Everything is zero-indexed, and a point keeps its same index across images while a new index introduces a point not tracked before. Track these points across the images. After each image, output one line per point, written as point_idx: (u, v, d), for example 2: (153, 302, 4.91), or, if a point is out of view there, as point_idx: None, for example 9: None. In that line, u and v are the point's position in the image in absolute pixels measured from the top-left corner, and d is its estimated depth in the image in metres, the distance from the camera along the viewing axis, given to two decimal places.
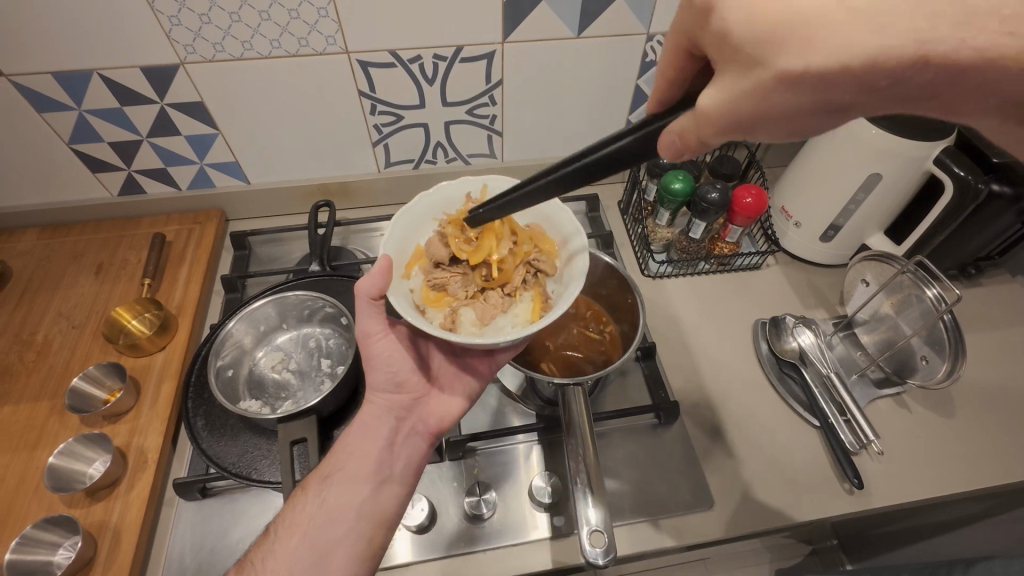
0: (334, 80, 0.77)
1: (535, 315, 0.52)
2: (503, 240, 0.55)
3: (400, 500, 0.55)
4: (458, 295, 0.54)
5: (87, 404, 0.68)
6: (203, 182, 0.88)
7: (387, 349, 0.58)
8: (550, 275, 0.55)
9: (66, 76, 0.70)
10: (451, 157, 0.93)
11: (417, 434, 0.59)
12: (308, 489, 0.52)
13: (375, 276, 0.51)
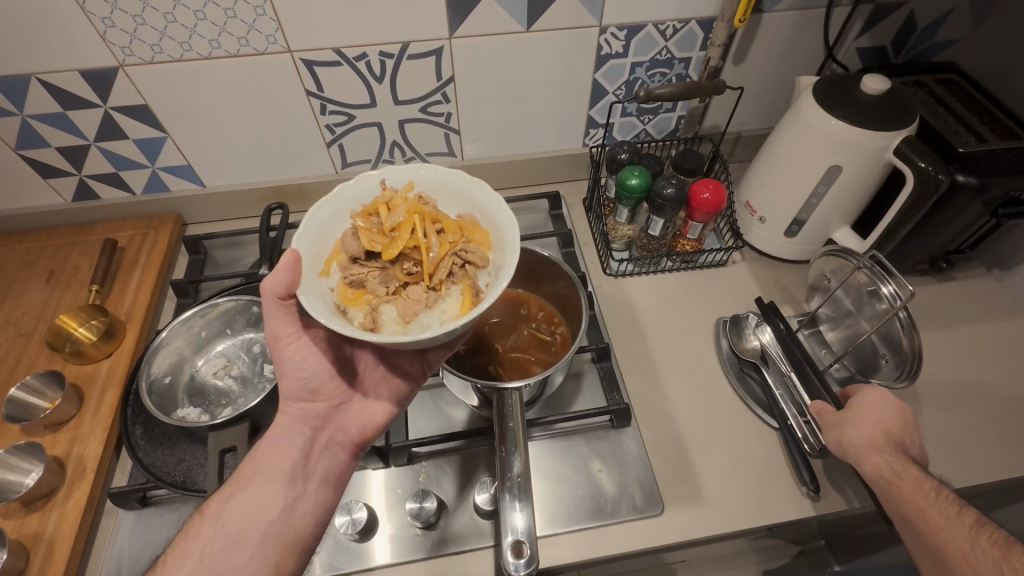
0: (279, 80, 0.75)
1: (463, 309, 0.51)
2: (424, 231, 0.53)
3: (316, 517, 0.55)
4: (379, 292, 0.52)
5: (27, 413, 0.67)
6: (157, 187, 0.87)
7: (299, 354, 0.59)
8: (480, 266, 0.53)
9: (4, 81, 0.69)
10: (410, 156, 0.91)
11: (336, 444, 0.59)
12: (206, 515, 0.52)
13: (281, 272, 0.51)
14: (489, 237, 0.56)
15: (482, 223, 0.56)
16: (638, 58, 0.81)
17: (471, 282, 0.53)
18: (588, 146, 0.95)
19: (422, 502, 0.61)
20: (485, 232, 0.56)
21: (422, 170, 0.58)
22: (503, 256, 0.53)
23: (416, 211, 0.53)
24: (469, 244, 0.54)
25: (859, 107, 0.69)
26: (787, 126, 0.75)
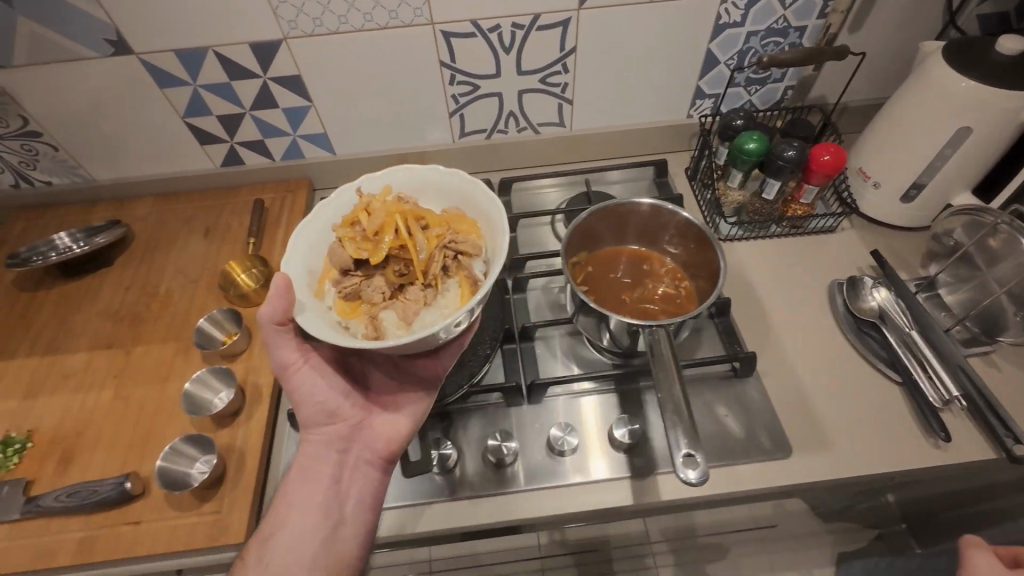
0: (418, 50, 0.81)
1: (463, 299, 0.64)
2: (394, 237, 0.65)
3: (357, 542, 0.60)
4: (374, 299, 0.65)
5: (210, 343, 0.76)
6: (294, 154, 0.95)
7: (308, 380, 0.64)
8: (471, 259, 0.66)
9: (185, 53, 0.78)
10: (522, 126, 0.96)
11: (362, 463, 0.64)
12: (249, 557, 0.57)
13: (276, 299, 0.59)
14: (476, 229, 0.69)
15: (462, 217, 0.70)
16: (754, 27, 0.84)
17: (465, 273, 0.65)
18: (693, 117, 0.97)
19: (564, 433, 0.67)
20: (469, 226, 0.69)
21: (390, 177, 0.71)
22: (495, 245, 0.65)
23: (393, 216, 0.65)
24: (457, 237, 0.66)
25: (995, 67, 0.69)
26: (911, 91, 0.76)
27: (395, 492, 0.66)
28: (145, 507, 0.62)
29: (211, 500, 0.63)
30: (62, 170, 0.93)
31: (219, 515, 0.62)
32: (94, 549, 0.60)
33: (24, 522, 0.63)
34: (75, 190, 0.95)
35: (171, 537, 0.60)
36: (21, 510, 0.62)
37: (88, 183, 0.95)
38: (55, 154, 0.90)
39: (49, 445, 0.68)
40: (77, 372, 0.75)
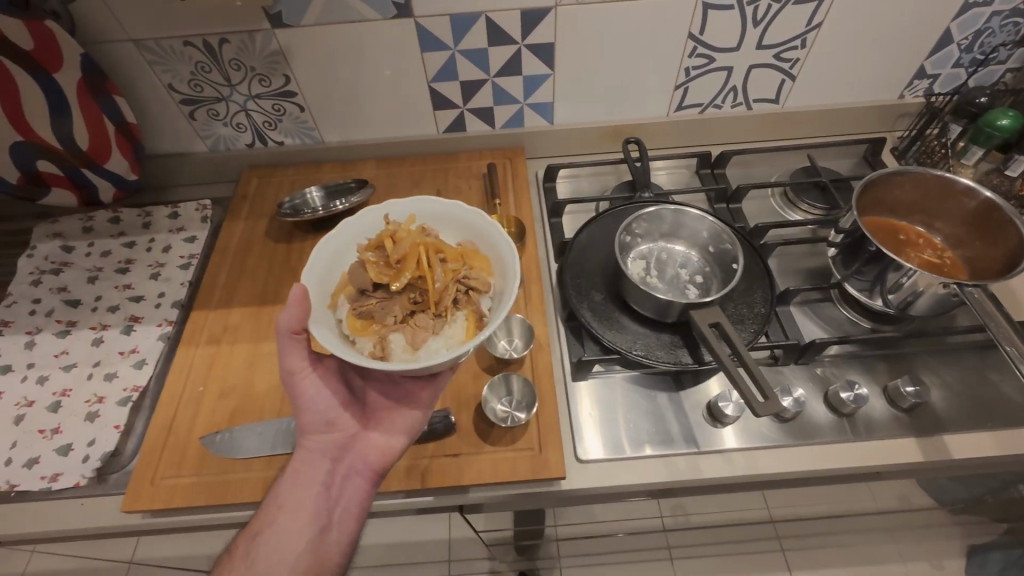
0: (673, 21, 0.84)
1: (469, 333, 0.64)
2: (433, 264, 0.64)
3: (340, 547, 0.61)
4: (387, 322, 0.64)
5: None
6: (515, 122, 0.98)
7: (313, 387, 0.64)
8: (480, 292, 0.66)
9: (458, 18, 0.81)
10: (737, 102, 0.98)
11: (355, 476, 0.63)
12: (236, 553, 0.58)
13: (292, 308, 0.60)
14: (486, 264, 0.69)
15: (481, 252, 0.70)
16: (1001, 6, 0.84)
17: (473, 307, 0.66)
18: (905, 98, 0.98)
19: (854, 389, 0.68)
20: (481, 260, 0.69)
21: (416, 205, 0.72)
22: (500, 283, 0.66)
23: (419, 245, 0.65)
24: (470, 270, 0.67)
25: None
26: None
27: (686, 440, 0.69)
28: (462, 441, 0.67)
29: (522, 437, 0.67)
30: (298, 131, 0.97)
31: (535, 452, 0.66)
32: (426, 475, 0.65)
33: None
34: (304, 151, 0.99)
35: (495, 469, 0.65)
36: None
37: (318, 144, 0.99)
38: (299, 115, 0.94)
39: None
40: None
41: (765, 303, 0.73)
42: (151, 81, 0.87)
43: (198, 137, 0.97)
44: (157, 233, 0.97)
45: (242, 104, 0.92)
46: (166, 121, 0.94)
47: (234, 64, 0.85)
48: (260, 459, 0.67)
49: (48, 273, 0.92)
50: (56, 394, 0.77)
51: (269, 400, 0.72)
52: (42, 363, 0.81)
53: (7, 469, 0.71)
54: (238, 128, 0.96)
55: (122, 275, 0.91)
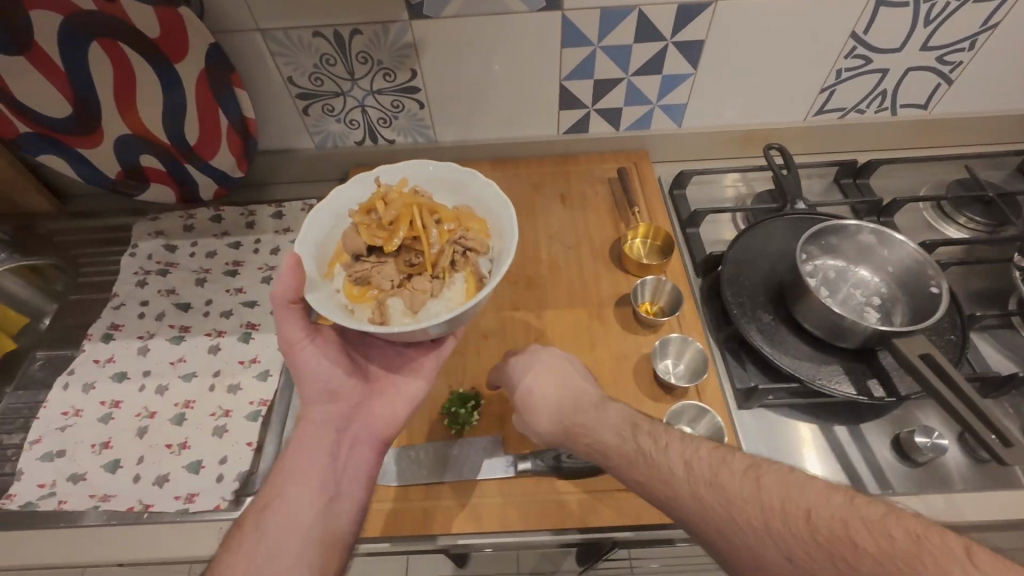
0: (838, 18, 0.77)
1: (467, 294, 0.61)
2: (428, 224, 0.62)
3: (352, 517, 0.56)
4: (384, 286, 0.62)
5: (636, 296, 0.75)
6: (641, 124, 0.92)
7: (316, 357, 0.61)
8: (480, 253, 0.63)
9: (609, 11, 0.75)
10: (882, 107, 0.91)
11: (361, 444, 0.61)
12: (244, 526, 0.53)
13: (286, 275, 0.55)
14: (483, 224, 0.66)
15: (477, 213, 0.67)
16: None
17: (470, 268, 0.63)
18: None
19: None
20: (477, 221, 0.66)
21: (406, 167, 0.69)
22: (499, 243, 0.63)
23: (412, 205, 0.62)
24: (466, 231, 0.64)
25: None
26: None
27: (877, 479, 0.64)
28: None
29: None
30: (413, 129, 0.92)
31: None
32: (599, 512, 0.60)
33: (514, 479, 0.63)
34: (416, 150, 0.94)
35: None
36: (518, 468, 0.62)
37: (431, 143, 0.94)
38: (417, 112, 0.89)
39: (505, 405, 0.69)
40: (495, 332, 0.74)
41: (958, 329, 0.67)
42: (270, 75, 0.82)
43: (308, 133, 0.92)
44: (263, 233, 0.92)
45: (360, 100, 0.86)
46: (277, 116, 0.89)
47: (361, 57, 0.80)
48: (418, 487, 0.62)
49: (154, 274, 0.88)
50: (179, 405, 0.73)
51: (416, 422, 0.68)
52: (159, 371, 0.77)
53: (138, 487, 0.66)
54: (351, 125, 0.91)
55: (231, 278, 0.87)
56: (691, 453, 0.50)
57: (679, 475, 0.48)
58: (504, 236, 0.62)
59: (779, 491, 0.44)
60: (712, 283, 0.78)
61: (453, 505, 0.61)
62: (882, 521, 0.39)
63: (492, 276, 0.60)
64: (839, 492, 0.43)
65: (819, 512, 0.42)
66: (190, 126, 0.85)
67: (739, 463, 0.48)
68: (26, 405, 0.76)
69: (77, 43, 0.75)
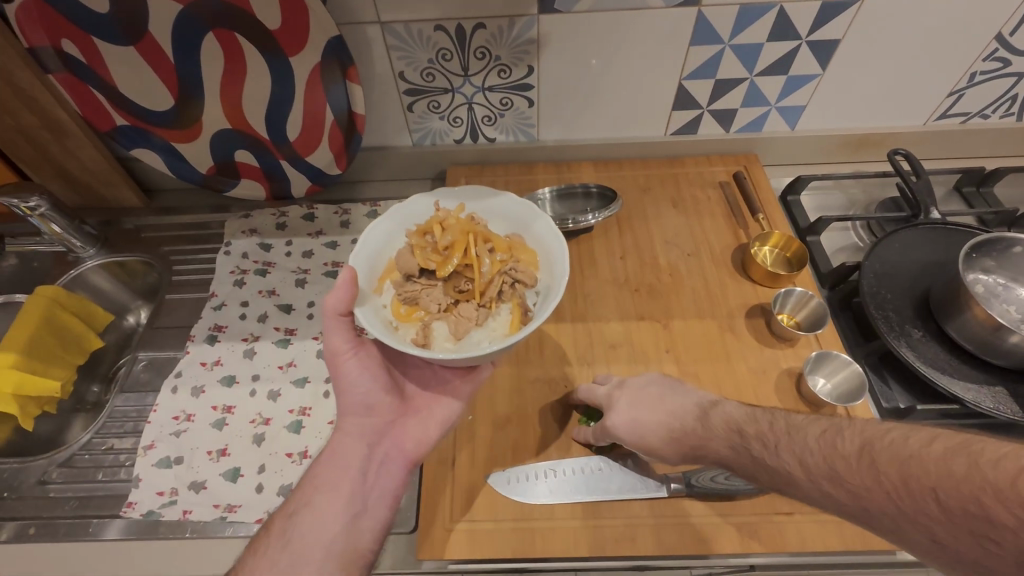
0: (986, 20, 0.73)
1: (512, 328, 0.57)
2: (480, 250, 0.57)
3: (376, 534, 0.54)
4: (431, 309, 0.58)
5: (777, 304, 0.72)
6: (754, 126, 0.89)
7: (358, 370, 0.60)
8: (528, 285, 0.59)
9: (748, 8, 0.71)
10: (1009, 112, 0.87)
11: (390, 462, 0.59)
12: (273, 530, 0.52)
13: (341, 288, 0.54)
14: (533, 255, 0.62)
15: (528, 243, 0.63)
16: None
17: (518, 301, 0.59)
18: None
19: None
20: (528, 251, 0.62)
21: (465, 192, 0.66)
22: (549, 277, 0.59)
23: (468, 231, 0.58)
24: (518, 262, 0.59)
25: None
26: None
27: None
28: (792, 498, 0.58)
29: None
30: (516, 128, 0.89)
31: None
32: (762, 538, 0.56)
33: (665, 500, 0.59)
34: (517, 149, 0.91)
35: (842, 536, 0.56)
36: (671, 488, 0.58)
37: (533, 142, 0.91)
38: (524, 110, 0.86)
39: None
40: (623, 342, 0.71)
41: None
42: (381, 69, 0.79)
43: (408, 131, 0.89)
44: (359, 233, 0.89)
45: (469, 96, 0.83)
46: (379, 112, 0.86)
47: (479, 52, 0.76)
48: (563, 505, 0.59)
49: (251, 273, 0.85)
50: (294, 412, 0.71)
51: (550, 435, 0.65)
52: (268, 375, 0.74)
53: (262, 498, 0.64)
54: (453, 122, 0.88)
55: (333, 280, 0.84)
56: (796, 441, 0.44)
57: (797, 469, 0.42)
58: (557, 271, 0.57)
59: (899, 466, 0.36)
60: (844, 295, 0.74)
61: (604, 525, 0.58)
62: (1016, 485, 0.30)
63: (538, 310, 0.56)
64: (962, 453, 0.34)
65: (947, 486, 0.34)
66: (293, 123, 0.83)
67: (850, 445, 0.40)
68: (136, 408, 0.75)
69: (192, 33, 0.72)
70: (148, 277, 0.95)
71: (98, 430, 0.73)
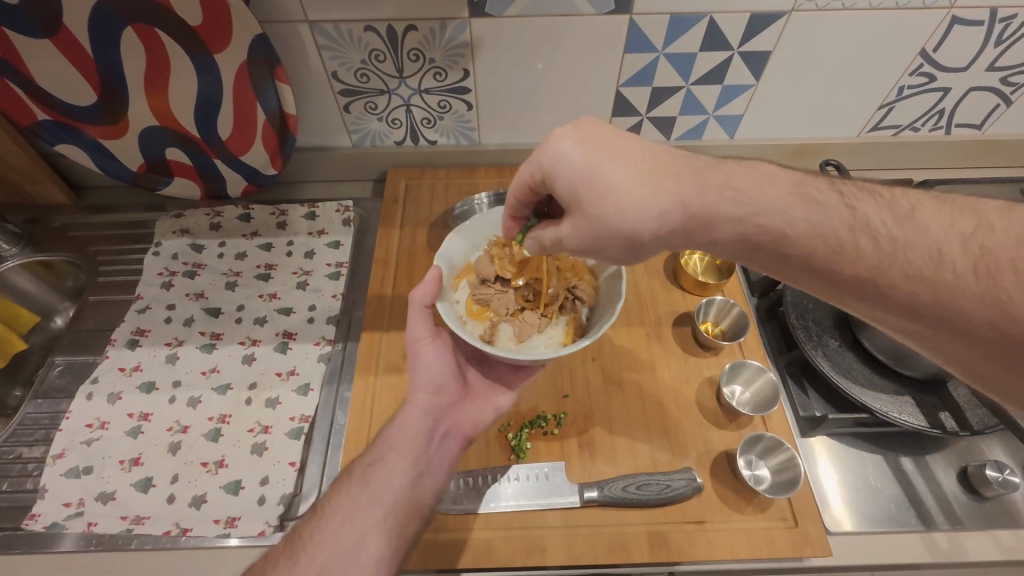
0: (910, 36, 0.75)
1: (566, 338, 0.66)
2: (549, 269, 0.68)
3: (436, 492, 0.56)
4: (500, 311, 0.69)
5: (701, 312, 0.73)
6: (693, 134, 0.90)
7: (433, 355, 0.63)
8: (585, 303, 0.68)
9: (679, 18, 0.72)
10: (936, 126, 0.89)
11: (452, 436, 0.60)
12: (353, 476, 0.54)
13: (427, 283, 0.61)
14: (594, 275, 0.70)
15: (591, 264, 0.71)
16: None
17: (576, 315, 0.68)
18: None
19: None
20: (591, 271, 0.70)
21: None
22: (604, 297, 0.67)
23: (542, 251, 0.69)
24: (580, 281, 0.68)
25: None
26: None
27: (945, 514, 0.61)
28: (703, 506, 0.59)
29: (771, 506, 0.59)
30: (457, 131, 0.88)
31: (790, 525, 0.58)
32: (670, 547, 0.56)
33: (579, 509, 0.59)
34: (458, 152, 0.90)
35: (748, 545, 0.57)
36: (584, 497, 0.58)
37: (474, 145, 0.90)
38: (463, 113, 0.85)
39: (564, 430, 0.65)
40: None
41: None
42: (314, 68, 0.77)
43: (346, 131, 0.87)
44: (295, 235, 0.87)
45: (406, 98, 0.82)
46: (315, 112, 0.84)
47: (413, 54, 0.75)
48: (476, 516, 0.59)
49: (180, 275, 0.83)
50: (213, 420, 0.69)
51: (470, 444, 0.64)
52: (190, 382, 0.72)
53: (173, 508, 0.62)
54: (392, 124, 0.86)
55: (264, 283, 0.82)
56: (919, 214, 0.41)
57: (837, 263, 0.43)
58: (612, 289, 0.65)
59: (906, 243, 0.40)
60: (770, 304, 0.75)
61: (517, 532, 0.58)
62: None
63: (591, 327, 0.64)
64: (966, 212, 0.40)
65: (989, 248, 0.38)
66: (223, 122, 0.80)
67: (839, 217, 0.43)
68: (48, 415, 0.72)
69: (108, 27, 0.69)
70: (75, 278, 0.92)
71: (7, 437, 0.70)
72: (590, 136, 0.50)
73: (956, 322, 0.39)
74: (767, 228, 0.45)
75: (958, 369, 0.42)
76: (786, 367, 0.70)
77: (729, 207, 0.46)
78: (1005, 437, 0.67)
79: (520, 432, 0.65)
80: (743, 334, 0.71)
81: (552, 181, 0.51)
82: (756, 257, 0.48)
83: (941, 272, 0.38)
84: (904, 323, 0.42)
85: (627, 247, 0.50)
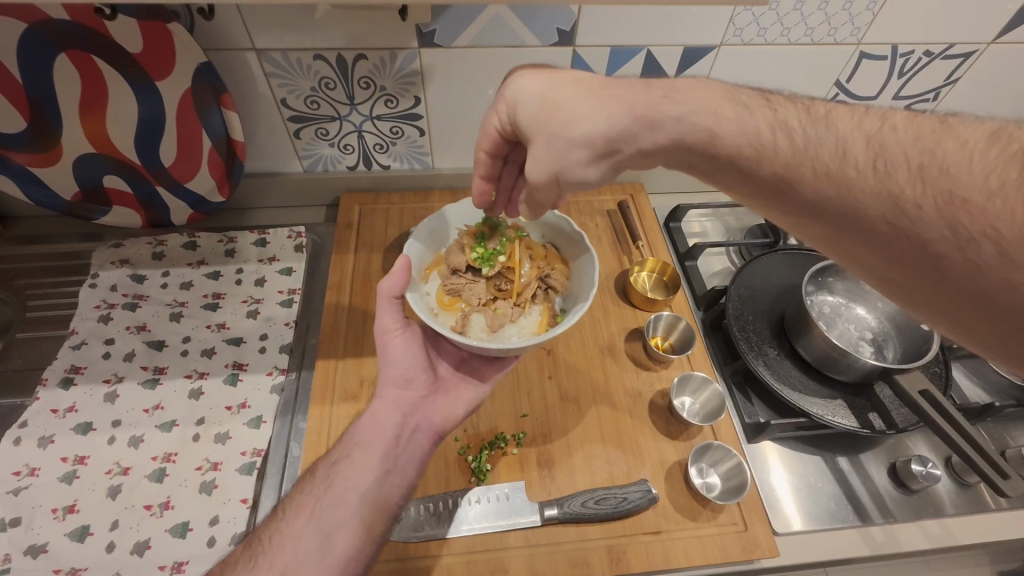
0: (825, 69, 0.82)
1: (540, 327, 0.69)
2: (523, 259, 0.71)
3: (402, 491, 0.55)
4: (471, 302, 0.71)
5: (654, 325, 0.77)
6: None
7: (402, 346, 0.62)
8: (558, 292, 0.72)
9: (619, 50, 0.76)
10: None
11: (421, 431, 0.59)
12: (316, 475, 0.54)
13: (397, 273, 0.59)
14: (566, 266, 0.74)
15: (562, 254, 0.75)
16: None
17: (549, 304, 0.72)
18: None
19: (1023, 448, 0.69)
20: (563, 262, 0.74)
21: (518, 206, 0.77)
22: (576, 287, 0.70)
23: (517, 241, 0.71)
24: (552, 270, 0.72)
25: None
26: None
27: (879, 508, 0.65)
28: (659, 517, 0.61)
29: (723, 512, 0.62)
30: (409, 155, 0.89)
31: (739, 529, 0.61)
32: (628, 560, 0.58)
33: (540, 528, 0.60)
34: (411, 176, 0.92)
35: (702, 551, 0.59)
36: (545, 515, 0.59)
37: (427, 170, 0.92)
38: (416, 138, 0.86)
39: (522, 451, 0.66)
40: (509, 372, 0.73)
41: (942, 361, 0.71)
42: (262, 95, 0.77)
43: (296, 157, 0.87)
44: (244, 263, 0.85)
45: (358, 125, 0.82)
46: (264, 138, 0.83)
47: (364, 82, 0.76)
48: (443, 540, 0.58)
49: (120, 307, 0.79)
50: (158, 459, 0.66)
51: (430, 469, 0.64)
52: (131, 420, 0.69)
53: (113, 557, 0.58)
54: (345, 149, 0.87)
55: (212, 312, 0.80)
56: (891, 128, 0.38)
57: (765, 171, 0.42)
58: (584, 277, 0.69)
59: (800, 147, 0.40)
60: (714, 317, 0.78)
61: (482, 551, 0.58)
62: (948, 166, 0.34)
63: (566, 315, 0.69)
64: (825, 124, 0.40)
65: (897, 147, 0.37)
66: (165, 149, 0.78)
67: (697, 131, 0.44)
68: None
69: (43, 51, 0.67)
70: None
71: None
72: (551, 72, 0.53)
73: (879, 223, 0.37)
74: (632, 133, 0.47)
75: (867, 275, 0.41)
76: (731, 377, 0.73)
77: (669, 105, 0.45)
78: (925, 432, 0.73)
79: (479, 453, 0.65)
80: (690, 348, 0.75)
81: (517, 114, 0.54)
82: (687, 157, 0.46)
83: (853, 168, 0.37)
84: (822, 232, 0.41)
85: (589, 158, 0.49)
